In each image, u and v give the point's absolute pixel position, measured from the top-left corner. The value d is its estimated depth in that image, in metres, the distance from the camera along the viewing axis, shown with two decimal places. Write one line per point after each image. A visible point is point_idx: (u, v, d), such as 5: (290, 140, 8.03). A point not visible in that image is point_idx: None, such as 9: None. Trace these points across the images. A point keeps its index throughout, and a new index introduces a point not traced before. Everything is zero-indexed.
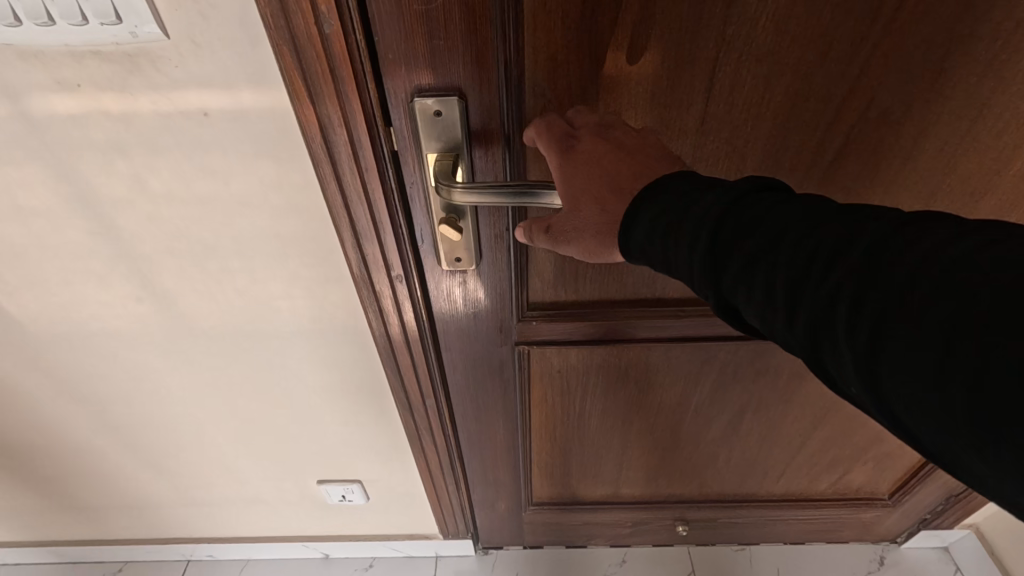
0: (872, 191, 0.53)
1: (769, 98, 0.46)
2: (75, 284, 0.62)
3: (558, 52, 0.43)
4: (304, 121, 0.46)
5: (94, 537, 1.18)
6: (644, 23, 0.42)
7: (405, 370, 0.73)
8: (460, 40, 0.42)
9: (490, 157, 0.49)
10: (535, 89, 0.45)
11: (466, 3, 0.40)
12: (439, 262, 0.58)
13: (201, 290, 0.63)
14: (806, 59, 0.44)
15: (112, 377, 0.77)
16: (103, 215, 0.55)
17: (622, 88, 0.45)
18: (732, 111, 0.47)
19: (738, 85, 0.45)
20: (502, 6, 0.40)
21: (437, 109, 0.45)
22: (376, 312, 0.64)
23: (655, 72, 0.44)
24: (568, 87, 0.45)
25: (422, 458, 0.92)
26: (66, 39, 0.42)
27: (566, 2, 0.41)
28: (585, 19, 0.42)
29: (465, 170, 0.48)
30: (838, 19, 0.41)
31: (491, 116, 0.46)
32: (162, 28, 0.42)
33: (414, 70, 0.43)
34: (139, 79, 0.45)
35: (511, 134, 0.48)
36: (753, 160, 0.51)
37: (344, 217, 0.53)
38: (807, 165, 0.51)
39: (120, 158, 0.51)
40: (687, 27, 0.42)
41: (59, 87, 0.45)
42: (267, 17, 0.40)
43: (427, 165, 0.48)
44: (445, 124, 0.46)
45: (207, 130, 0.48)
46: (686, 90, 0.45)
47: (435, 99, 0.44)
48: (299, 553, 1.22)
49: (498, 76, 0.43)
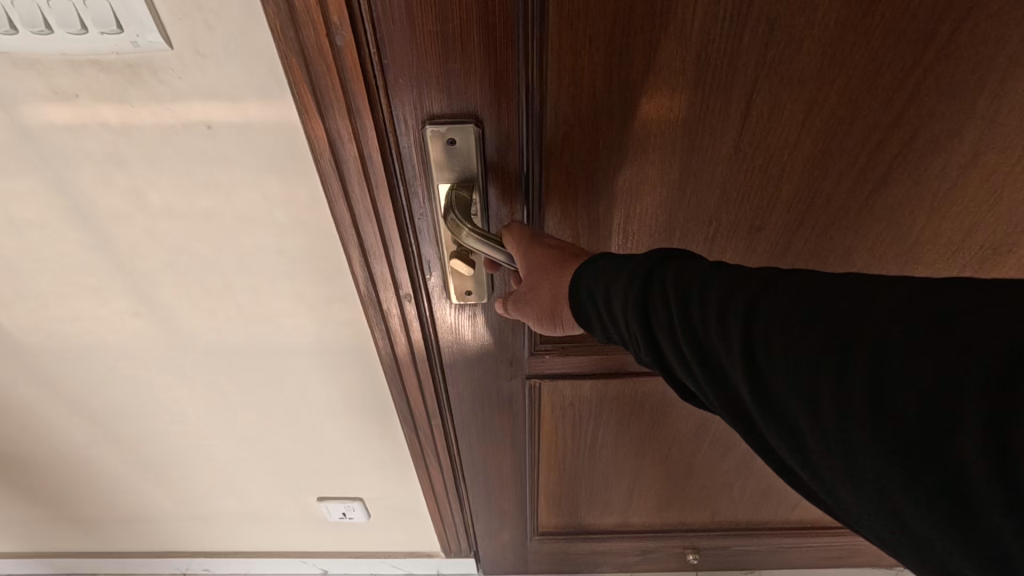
0: (911, 221, 0.51)
1: (809, 126, 0.44)
2: (71, 298, 0.60)
3: (584, 78, 0.41)
4: (314, 136, 0.44)
5: (88, 549, 1.15)
6: (679, 48, 0.39)
7: (411, 391, 0.71)
8: (478, 61, 0.39)
9: (507, 192, 0.47)
10: (558, 115, 0.43)
11: (485, 23, 0.37)
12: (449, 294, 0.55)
13: (202, 307, 0.61)
14: (850, 85, 0.41)
15: (108, 391, 0.74)
16: (101, 229, 0.53)
17: (651, 115, 0.43)
18: (768, 138, 0.44)
19: (775, 115, 0.43)
20: (525, 27, 0.38)
21: (451, 137, 0.43)
22: (383, 331, 0.62)
23: (689, 99, 0.42)
24: (593, 112, 0.43)
25: (426, 477, 0.89)
26: (64, 48, 0.39)
27: (596, 24, 0.38)
28: (615, 44, 0.39)
29: (480, 203, 0.47)
30: (886, 45, 0.39)
31: (509, 143, 0.44)
32: (165, 37, 0.39)
33: (427, 94, 0.41)
34: (140, 91, 0.42)
35: (529, 169, 0.46)
36: (788, 189, 0.48)
37: (352, 235, 0.51)
38: (844, 196, 0.49)
39: (119, 172, 0.48)
40: (724, 53, 0.39)
41: (56, 96, 0.43)
42: (276, 27, 0.38)
43: (438, 193, 0.46)
44: (459, 153, 0.44)
45: (211, 143, 0.46)
46: (719, 119, 0.43)
47: (448, 128, 0.42)
48: (296, 569, 1.19)
49: (518, 100, 0.41)
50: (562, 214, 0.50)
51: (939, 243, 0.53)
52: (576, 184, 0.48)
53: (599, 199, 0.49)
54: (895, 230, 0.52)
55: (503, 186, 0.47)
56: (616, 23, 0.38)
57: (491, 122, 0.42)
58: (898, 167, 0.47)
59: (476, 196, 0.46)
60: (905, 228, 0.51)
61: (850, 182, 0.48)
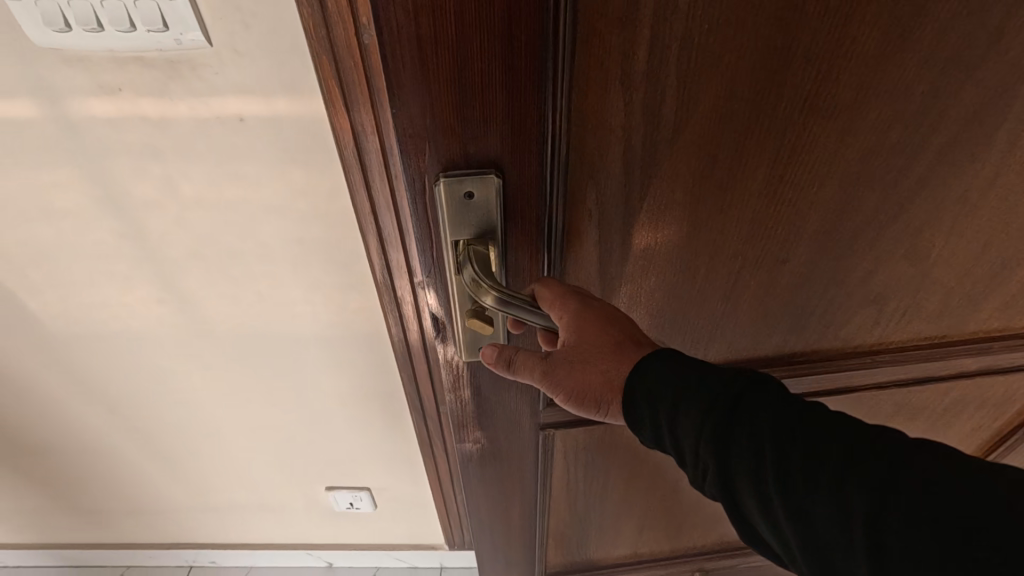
0: (973, 263, 0.46)
1: (879, 182, 0.38)
2: (100, 286, 0.63)
3: (632, 139, 0.34)
4: (338, 128, 0.47)
5: (98, 540, 1.17)
6: (744, 109, 0.33)
7: (420, 377, 0.74)
8: (498, 109, 0.30)
9: (529, 250, 0.37)
10: (594, 173, 0.35)
11: (509, 62, 0.28)
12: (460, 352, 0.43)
13: (223, 294, 0.64)
14: (928, 135, 0.36)
15: (128, 378, 0.77)
16: (132, 217, 0.56)
17: (707, 185, 0.37)
18: (833, 202, 0.39)
19: (834, 172, 0.37)
20: (560, 79, 0.30)
21: (468, 190, 0.32)
22: (396, 317, 0.65)
23: (753, 165, 0.36)
24: (638, 177, 0.36)
25: (433, 466, 0.91)
26: (112, 44, 0.43)
27: (653, 69, 0.31)
28: (673, 108, 0.32)
29: (499, 254, 0.36)
30: (971, 93, 0.34)
31: (534, 196, 0.34)
32: (206, 35, 0.43)
33: (438, 147, 0.31)
34: (179, 85, 0.46)
35: (550, 201, 0.35)
36: (850, 253, 0.43)
37: (370, 223, 0.54)
38: (909, 250, 0.44)
39: (153, 163, 0.51)
40: (794, 110, 0.34)
41: (100, 91, 0.46)
42: (309, 27, 0.41)
43: (450, 250, 0.35)
44: (477, 207, 0.33)
45: (242, 136, 0.49)
46: (786, 180, 0.37)
47: (468, 180, 0.32)
48: (302, 561, 1.21)
49: (547, 153, 0.32)
50: (587, 270, 0.41)
51: (997, 281, 0.49)
52: (606, 240, 0.39)
53: (634, 255, 0.41)
54: (955, 275, 0.47)
55: (519, 228, 0.36)
56: (677, 78, 0.31)
57: (496, 136, 0.31)
58: (969, 212, 0.42)
59: (496, 247, 0.35)
60: (966, 271, 0.47)
61: (904, 237, 0.43)
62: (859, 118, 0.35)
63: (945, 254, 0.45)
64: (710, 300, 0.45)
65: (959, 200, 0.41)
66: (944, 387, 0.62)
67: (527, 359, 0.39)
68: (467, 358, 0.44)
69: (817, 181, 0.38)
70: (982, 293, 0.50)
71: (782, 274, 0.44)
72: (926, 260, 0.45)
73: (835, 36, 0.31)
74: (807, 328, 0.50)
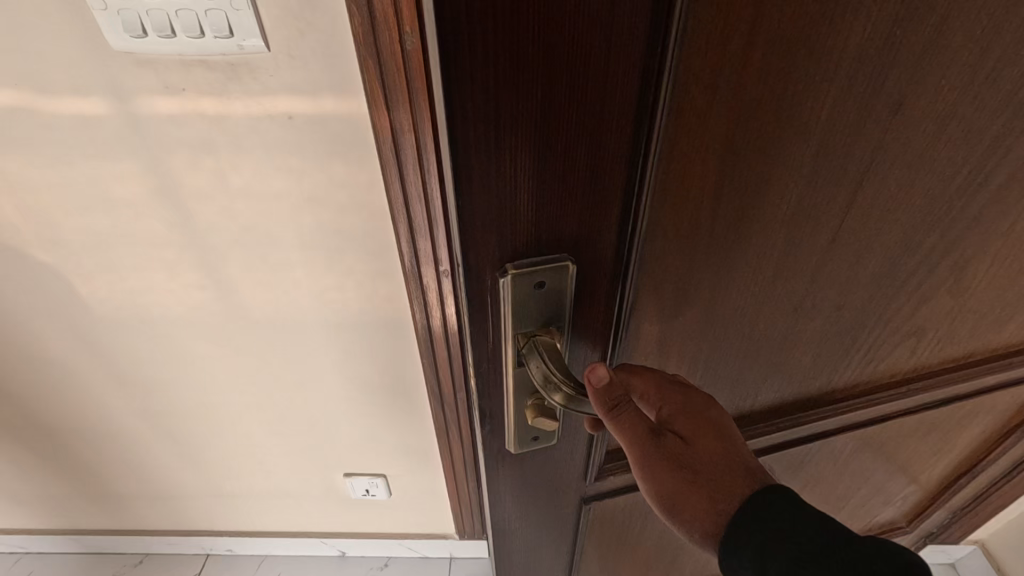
0: (979, 277, 0.48)
1: (905, 216, 0.40)
2: (147, 272, 0.68)
3: (690, 207, 0.34)
4: (378, 125, 0.52)
5: (120, 526, 1.21)
6: (793, 170, 0.34)
7: (440, 365, 0.78)
8: (571, 191, 0.30)
9: (591, 324, 0.38)
10: (654, 243, 0.35)
11: (584, 147, 0.28)
12: (510, 441, 0.43)
13: (260, 280, 0.68)
14: (950, 170, 0.38)
15: (162, 364, 0.81)
16: (183, 207, 0.61)
17: (755, 241, 0.37)
18: (861, 240, 0.40)
19: (866, 215, 0.39)
20: (630, 161, 0.30)
21: (540, 279, 0.33)
22: (421, 304, 0.69)
23: (797, 218, 0.37)
24: (694, 242, 0.36)
25: (447, 451, 0.96)
26: (181, 48, 0.48)
27: (710, 144, 0.31)
28: (727, 178, 0.33)
29: (564, 342, 0.37)
30: (990, 128, 0.36)
31: (601, 268, 0.34)
32: (265, 41, 0.48)
33: (509, 237, 0.31)
34: (237, 86, 0.51)
35: (611, 280, 0.36)
36: (875, 282, 0.45)
37: (402, 213, 0.59)
38: (927, 271, 0.45)
39: (207, 156, 0.56)
40: (836, 165, 0.35)
41: (165, 90, 0.51)
42: (357, 32, 0.47)
43: (513, 346, 0.36)
44: (546, 295, 0.34)
45: (290, 132, 0.54)
46: (824, 226, 0.38)
47: (539, 269, 0.32)
48: (316, 550, 1.25)
49: (612, 226, 0.32)
50: (640, 327, 0.41)
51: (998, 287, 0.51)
52: (661, 303, 0.40)
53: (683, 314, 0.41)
54: (964, 286, 0.49)
55: (582, 308, 0.36)
56: (732, 153, 0.32)
57: (576, 224, 0.31)
58: (981, 229, 0.43)
59: (560, 338, 0.37)
60: (972, 282, 0.48)
61: (919, 270, 0.45)
62: (893, 187, 0.37)
63: (957, 270, 0.47)
64: (730, 364, 0.48)
65: (970, 230, 0.43)
66: (939, 397, 0.65)
67: (633, 415, 0.37)
68: (517, 447, 0.43)
69: (846, 243, 0.40)
70: (984, 300, 0.52)
71: (804, 327, 0.47)
72: (929, 299, 0.49)
73: (876, 96, 0.32)
74: (825, 360, 0.52)
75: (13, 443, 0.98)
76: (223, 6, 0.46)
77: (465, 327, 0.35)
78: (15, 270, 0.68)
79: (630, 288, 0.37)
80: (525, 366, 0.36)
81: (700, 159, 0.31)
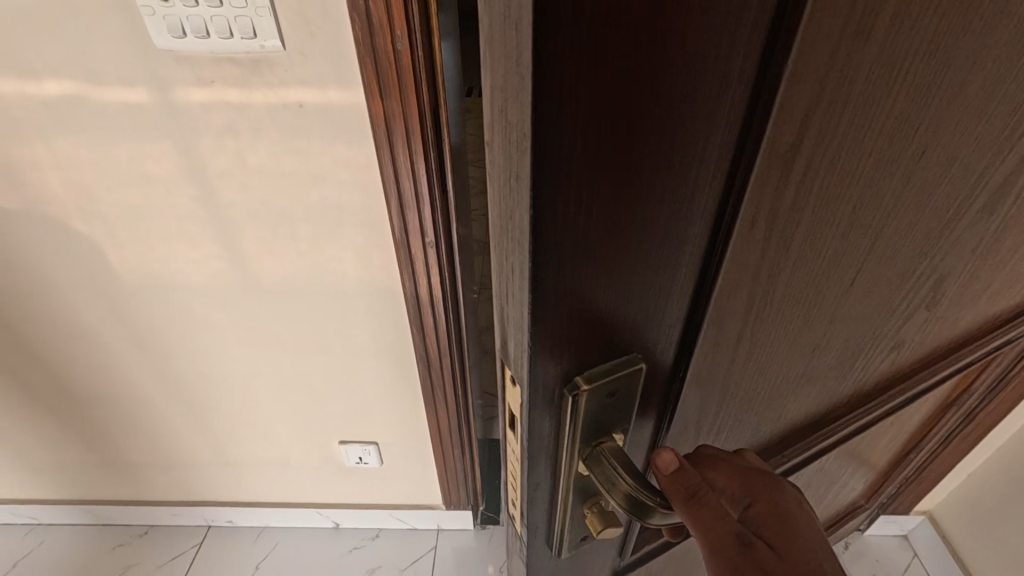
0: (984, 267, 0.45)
1: (938, 224, 0.36)
2: (172, 242, 0.78)
3: (748, 260, 0.28)
4: (374, 115, 0.63)
5: (129, 496, 1.29)
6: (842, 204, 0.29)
7: (427, 333, 0.89)
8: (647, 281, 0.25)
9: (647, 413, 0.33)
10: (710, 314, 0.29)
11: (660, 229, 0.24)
12: (557, 548, 0.35)
13: (270, 251, 0.79)
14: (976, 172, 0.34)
15: (179, 331, 0.91)
16: (207, 183, 0.71)
17: (800, 288, 0.33)
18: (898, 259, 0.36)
19: (903, 232, 0.34)
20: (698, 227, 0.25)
21: (610, 386, 0.28)
22: (410, 275, 0.80)
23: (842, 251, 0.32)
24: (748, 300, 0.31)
25: (435, 418, 1.05)
26: (214, 47, 0.59)
27: (771, 188, 0.25)
28: (776, 226, 0.28)
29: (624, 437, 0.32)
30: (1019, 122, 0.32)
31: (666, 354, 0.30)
32: (282, 41, 0.59)
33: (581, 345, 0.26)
34: (258, 79, 0.62)
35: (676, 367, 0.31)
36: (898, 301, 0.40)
37: (394, 191, 0.70)
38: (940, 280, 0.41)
39: (229, 139, 0.67)
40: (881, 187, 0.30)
41: (199, 82, 0.62)
42: (357, 38, 0.58)
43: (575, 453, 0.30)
44: (614, 400, 0.29)
45: (301, 118, 0.65)
46: (863, 256, 0.34)
47: (610, 371, 0.27)
48: (312, 521, 1.33)
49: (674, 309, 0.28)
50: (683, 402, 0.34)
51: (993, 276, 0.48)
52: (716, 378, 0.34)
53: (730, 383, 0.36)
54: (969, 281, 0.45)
55: (646, 395, 0.31)
56: (790, 191, 0.26)
57: (645, 316, 0.27)
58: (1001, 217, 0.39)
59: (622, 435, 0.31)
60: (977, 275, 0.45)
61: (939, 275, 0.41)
62: (931, 205, 0.33)
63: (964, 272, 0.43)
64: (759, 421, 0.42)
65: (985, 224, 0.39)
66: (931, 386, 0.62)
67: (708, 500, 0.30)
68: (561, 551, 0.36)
69: (892, 283, 0.38)
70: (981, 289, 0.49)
71: (829, 360, 0.42)
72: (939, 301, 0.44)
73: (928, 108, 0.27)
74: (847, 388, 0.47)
75: (36, 410, 1.07)
76: (250, 13, 0.57)
77: (522, 438, 0.30)
78: (56, 240, 0.79)
79: (690, 373, 0.32)
80: (588, 473, 0.31)
81: (782, 216, 0.27)
